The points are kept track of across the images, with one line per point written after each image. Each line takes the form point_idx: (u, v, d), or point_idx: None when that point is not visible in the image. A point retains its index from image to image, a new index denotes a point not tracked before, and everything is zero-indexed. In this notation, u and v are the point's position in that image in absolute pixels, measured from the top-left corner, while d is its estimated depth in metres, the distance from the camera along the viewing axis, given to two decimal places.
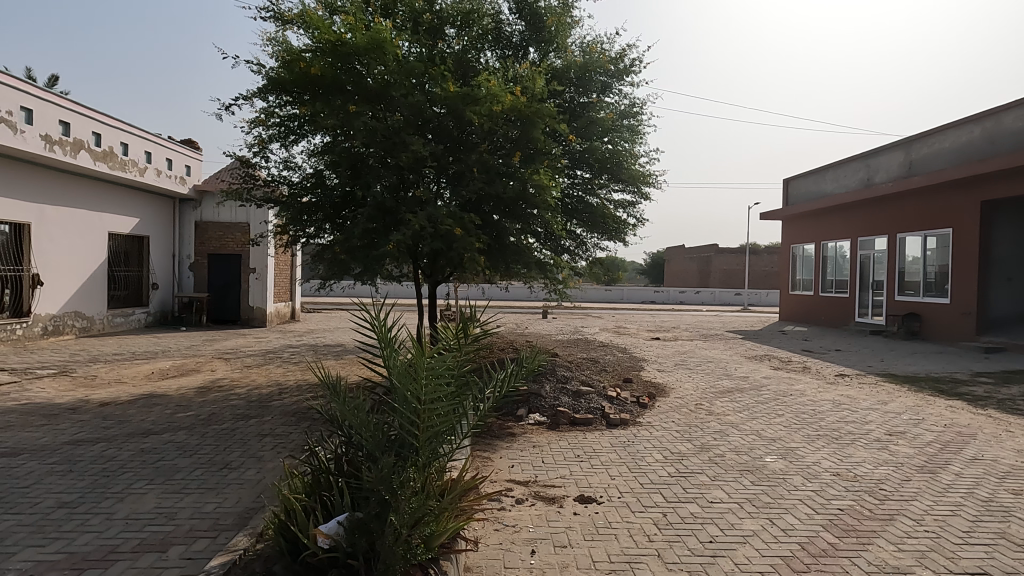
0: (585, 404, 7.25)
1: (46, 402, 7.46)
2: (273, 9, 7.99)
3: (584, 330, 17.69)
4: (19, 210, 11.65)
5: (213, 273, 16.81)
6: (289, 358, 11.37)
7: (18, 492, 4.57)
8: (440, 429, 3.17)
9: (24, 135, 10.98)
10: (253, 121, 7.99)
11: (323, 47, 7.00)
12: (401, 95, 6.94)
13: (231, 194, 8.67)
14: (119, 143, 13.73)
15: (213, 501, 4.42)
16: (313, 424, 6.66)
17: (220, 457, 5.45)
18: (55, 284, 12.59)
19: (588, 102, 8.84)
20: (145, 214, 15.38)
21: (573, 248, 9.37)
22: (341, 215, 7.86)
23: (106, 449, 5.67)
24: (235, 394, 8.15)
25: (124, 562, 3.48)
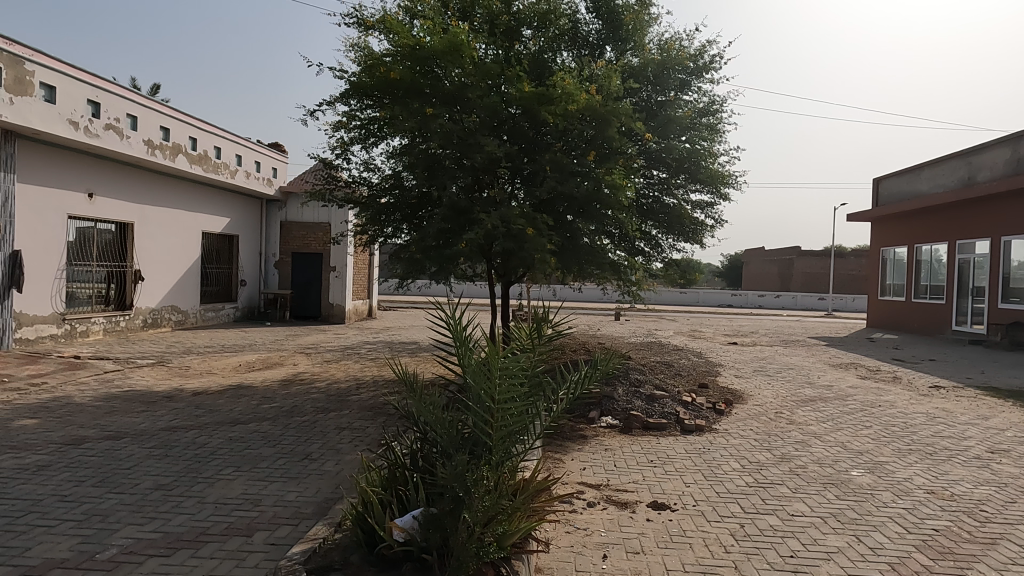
0: (658, 409, 7.11)
1: (145, 390, 7.97)
2: (356, 15, 8.26)
3: (658, 333, 17.39)
4: (124, 210, 12.48)
5: (296, 271, 17.56)
6: (366, 354, 11.69)
7: (120, 473, 4.91)
8: (514, 429, 3.16)
9: (129, 141, 11.79)
10: (335, 124, 8.26)
11: (402, 52, 7.17)
12: (476, 97, 7.03)
13: (314, 195, 8.99)
14: (213, 147, 14.51)
15: (295, 489, 4.60)
16: (389, 419, 6.82)
17: (301, 449, 5.66)
18: (155, 279, 13.44)
19: (665, 100, 8.65)
20: (235, 214, 16.20)
21: (648, 250, 9.21)
22: (418, 215, 8.04)
23: (198, 436, 6.00)
24: (315, 387, 8.46)
25: (213, 544, 3.67)
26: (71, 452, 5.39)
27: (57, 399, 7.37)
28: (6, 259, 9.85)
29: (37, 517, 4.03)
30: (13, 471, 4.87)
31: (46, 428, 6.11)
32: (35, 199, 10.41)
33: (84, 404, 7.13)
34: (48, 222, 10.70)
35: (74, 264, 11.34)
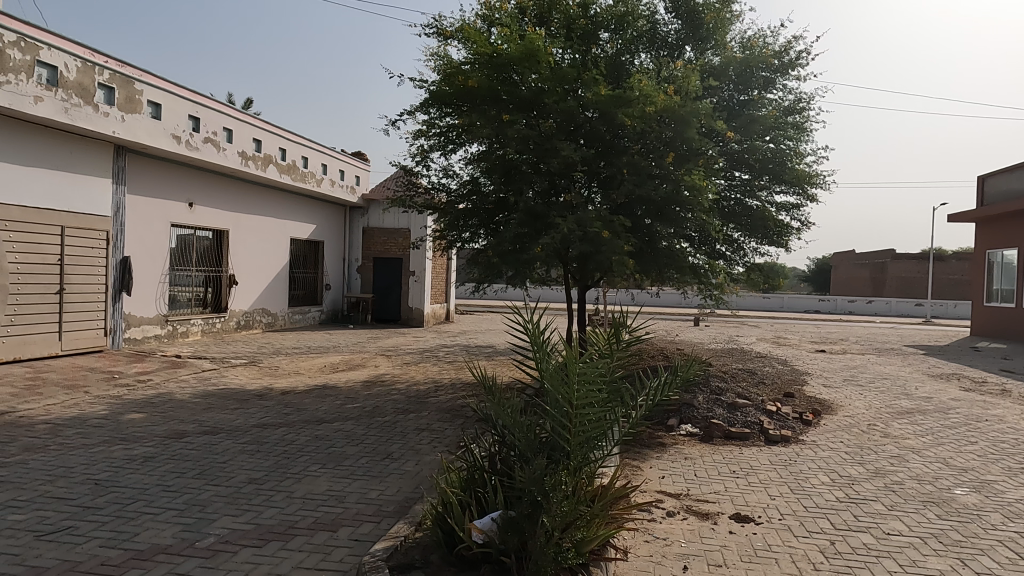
0: (741, 418, 6.89)
1: (239, 389, 8.41)
2: (436, 25, 8.44)
3: (740, 339, 16.83)
4: (219, 218, 13.23)
5: (377, 275, 18.11)
6: (444, 357, 11.91)
7: (217, 466, 5.21)
8: (592, 435, 3.13)
9: (225, 152, 12.51)
10: (415, 133, 8.47)
11: (480, 60, 7.28)
12: (553, 102, 7.04)
13: (395, 201, 9.24)
14: (301, 157, 15.18)
15: (377, 488, 4.74)
16: (467, 421, 6.90)
17: (383, 448, 5.83)
18: (248, 284, 14.19)
19: (748, 99, 8.39)
20: (321, 222, 16.89)
21: (730, 253, 8.93)
22: (495, 219, 8.11)
23: (287, 433, 6.29)
24: (396, 389, 8.68)
25: (301, 537, 3.82)
26: (173, 445, 5.75)
27: (161, 395, 7.90)
28: (117, 264, 10.64)
29: (144, 505, 4.32)
30: (123, 461, 5.25)
31: (150, 422, 6.56)
32: (143, 209, 11.21)
33: (184, 400, 7.61)
34: (154, 229, 11.47)
35: (175, 269, 12.12)
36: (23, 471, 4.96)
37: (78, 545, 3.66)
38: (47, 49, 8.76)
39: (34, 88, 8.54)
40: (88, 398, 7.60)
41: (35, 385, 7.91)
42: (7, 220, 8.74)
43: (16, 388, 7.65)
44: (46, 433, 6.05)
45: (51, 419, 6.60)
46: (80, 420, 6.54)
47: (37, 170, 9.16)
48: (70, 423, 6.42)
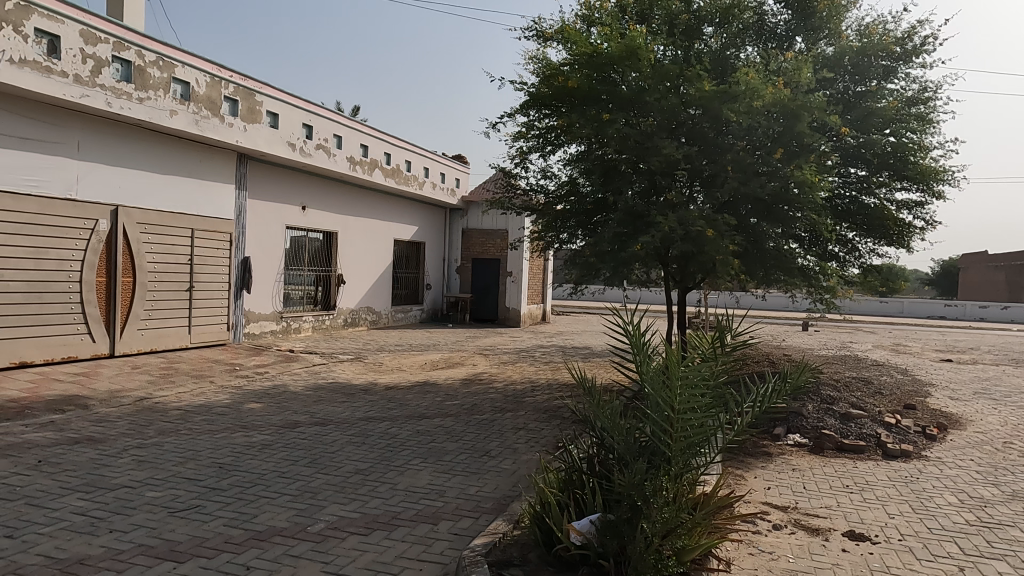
0: (855, 429, 6.47)
1: (346, 383, 8.83)
2: (536, 28, 8.51)
3: (854, 346, 15.82)
4: (329, 220, 13.92)
5: (475, 275, 18.47)
6: (541, 357, 11.97)
7: (327, 456, 5.49)
8: (695, 441, 3.03)
9: (335, 157, 13.15)
10: (515, 135, 8.55)
11: (580, 60, 7.26)
12: (654, 100, 6.90)
13: (494, 203, 9.37)
14: (404, 161, 15.72)
15: (476, 484, 4.83)
16: (563, 422, 6.89)
17: (481, 445, 5.94)
18: (354, 283, 14.85)
19: (865, 90, 7.85)
20: (422, 223, 17.41)
21: (843, 254, 8.43)
22: (593, 220, 8.05)
23: (391, 427, 6.54)
24: (493, 388, 8.81)
25: (404, 528, 3.96)
26: (287, 434, 6.13)
27: (276, 387, 8.43)
28: (239, 264, 11.44)
29: (262, 489, 4.63)
30: (243, 447, 5.65)
31: (267, 412, 7.01)
32: (262, 212, 11.99)
33: (298, 392, 8.08)
34: (271, 231, 12.24)
35: (290, 269, 12.87)
36: (159, 452, 5.44)
37: (205, 523, 3.96)
38: (181, 67, 9.56)
39: (169, 103, 9.34)
40: (213, 387, 8.24)
41: (168, 374, 8.66)
42: (146, 223, 9.60)
43: (152, 376, 8.40)
44: (178, 418, 6.61)
45: (182, 405, 7.19)
46: (207, 408, 7.09)
47: (170, 177, 9.99)
48: (198, 410, 6.98)
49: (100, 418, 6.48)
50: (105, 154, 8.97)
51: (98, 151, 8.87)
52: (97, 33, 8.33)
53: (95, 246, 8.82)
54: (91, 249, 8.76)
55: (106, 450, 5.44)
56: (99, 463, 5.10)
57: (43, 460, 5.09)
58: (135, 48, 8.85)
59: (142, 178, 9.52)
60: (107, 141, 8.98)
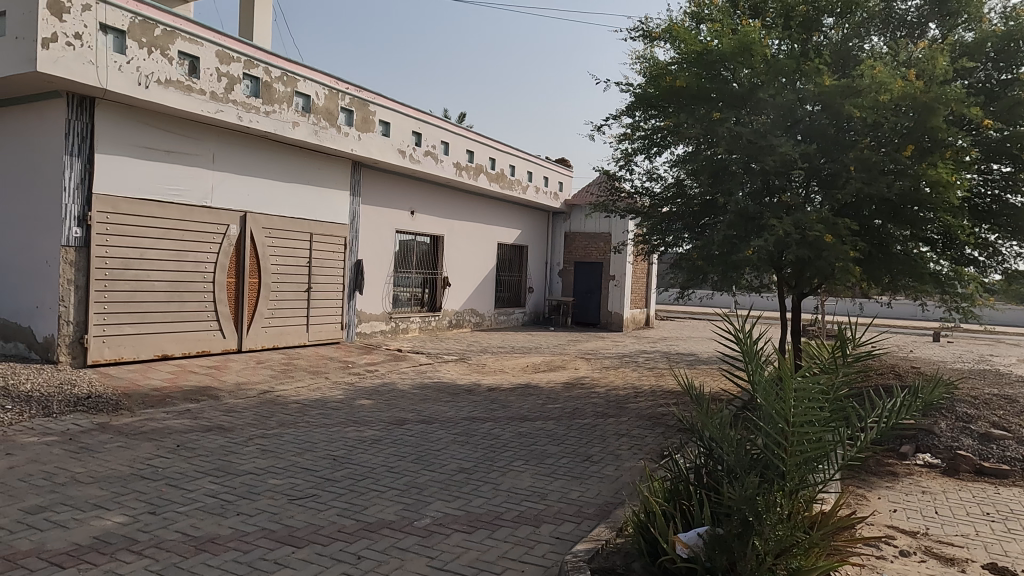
0: (997, 451, 5.88)
1: (451, 383, 9.05)
2: (643, 28, 8.36)
3: (995, 359, 14.36)
4: (436, 225, 14.34)
5: (578, 279, 18.43)
6: (644, 363, 11.74)
7: (432, 453, 5.64)
8: (813, 456, 2.85)
9: (442, 163, 13.53)
10: (620, 137, 8.43)
11: (690, 58, 7.06)
12: (769, 96, 6.60)
13: (598, 206, 9.28)
14: (508, 165, 15.93)
15: (578, 489, 4.80)
16: (668, 430, 6.71)
17: (583, 450, 5.90)
18: (459, 286, 15.21)
19: (1011, 78, 7.12)
20: (525, 227, 17.57)
21: (983, 259, 7.68)
22: (701, 223, 7.81)
23: (494, 428, 6.63)
24: (596, 392, 8.74)
25: (506, 529, 4.00)
26: (395, 430, 6.37)
27: (386, 385, 8.78)
28: (353, 267, 12.02)
29: (372, 482, 4.83)
30: (355, 441, 5.93)
31: (377, 408, 7.32)
32: (374, 218, 12.54)
33: (405, 391, 8.37)
34: (382, 235, 12.77)
35: (399, 271, 13.36)
36: (280, 442, 5.81)
37: (320, 511, 4.19)
38: (303, 81, 10.18)
39: (292, 115, 9.97)
40: (328, 383, 8.70)
41: (288, 369, 9.23)
42: (271, 228, 10.29)
43: (274, 371, 8.98)
44: (297, 412, 7.03)
45: (300, 399, 7.65)
46: (323, 403, 7.50)
47: (292, 185, 10.66)
48: (315, 404, 7.39)
49: (229, 408, 7.01)
50: (236, 165, 9.70)
51: (230, 161, 9.60)
52: (230, 53, 9.04)
53: (226, 249, 9.55)
54: (222, 252, 9.50)
55: (234, 438, 5.88)
56: (228, 450, 5.52)
57: (180, 445, 5.57)
58: (263, 65, 9.52)
59: (267, 187, 10.21)
60: (238, 152, 9.71)
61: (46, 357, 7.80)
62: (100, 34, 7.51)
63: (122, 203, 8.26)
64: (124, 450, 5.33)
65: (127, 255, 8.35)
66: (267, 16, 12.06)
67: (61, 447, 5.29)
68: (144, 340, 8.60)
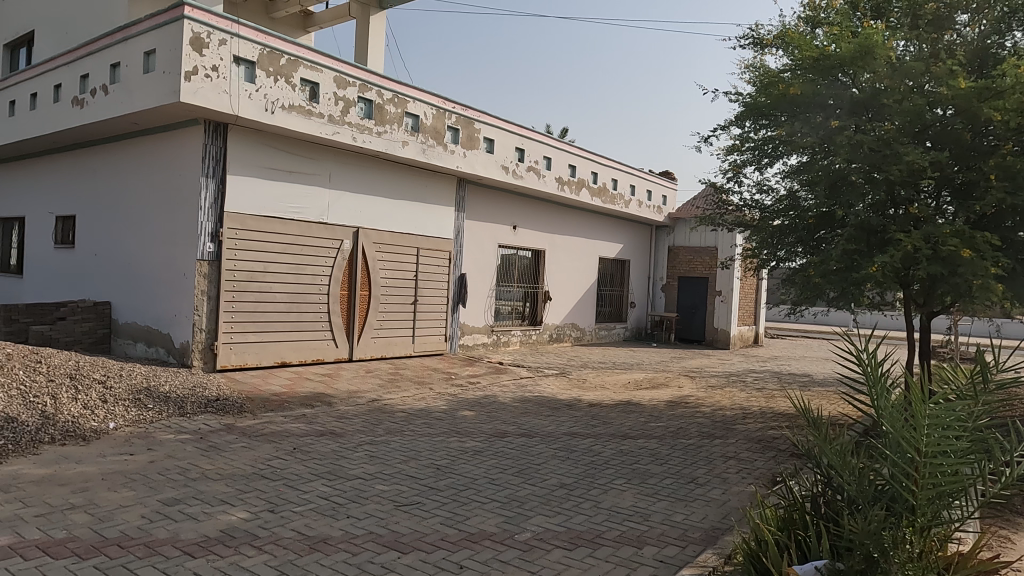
0: None
1: (552, 397, 9.03)
2: (753, 35, 8.08)
3: None
4: (538, 239, 14.44)
5: (681, 294, 17.96)
6: (753, 383, 11.20)
7: (533, 467, 5.65)
8: (948, 490, 2.61)
9: (544, 178, 13.63)
10: (728, 149, 8.16)
11: (805, 65, 6.73)
12: (893, 102, 6.17)
13: (704, 220, 9.01)
14: (611, 179, 15.82)
15: (683, 511, 4.64)
16: (779, 455, 6.37)
17: (688, 471, 5.71)
18: (559, 300, 15.22)
19: None
20: (627, 241, 17.35)
21: None
22: (817, 236, 7.39)
23: (595, 444, 6.55)
24: (701, 412, 8.44)
25: (608, 548, 3.93)
26: (497, 443, 6.43)
27: (487, 397, 8.90)
28: (456, 280, 12.32)
29: (474, 493, 4.89)
30: (458, 452, 6.05)
31: (479, 420, 7.43)
32: (477, 232, 12.81)
33: (507, 403, 8.45)
34: (485, 249, 13.03)
35: (501, 285, 13.55)
36: (387, 449, 6.03)
37: (425, 519, 4.29)
38: (412, 102, 10.61)
39: (402, 135, 10.39)
40: (432, 394, 8.93)
41: (395, 379, 9.56)
42: (381, 243, 10.76)
43: (382, 381, 9.33)
44: (402, 420, 7.27)
45: (406, 408, 7.90)
46: (427, 413, 7.71)
47: (401, 202, 11.09)
48: (420, 414, 7.61)
49: (340, 414, 7.36)
50: (351, 183, 10.23)
51: (345, 180, 10.13)
52: (347, 78, 9.58)
53: (340, 263, 10.07)
54: (337, 266, 10.02)
55: (345, 443, 6.16)
56: (340, 454, 5.79)
57: (297, 448, 5.90)
58: (376, 88, 10.00)
59: (378, 203, 10.69)
60: (352, 171, 10.23)
61: (182, 361, 8.54)
62: (234, 65, 8.19)
63: (250, 221, 8.92)
64: (247, 450, 5.72)
65: (253, 268, 8.99)
66: (380, 41, 12.68)
67: (193, 445, 5.75)
68: (266, 347, 9.20)
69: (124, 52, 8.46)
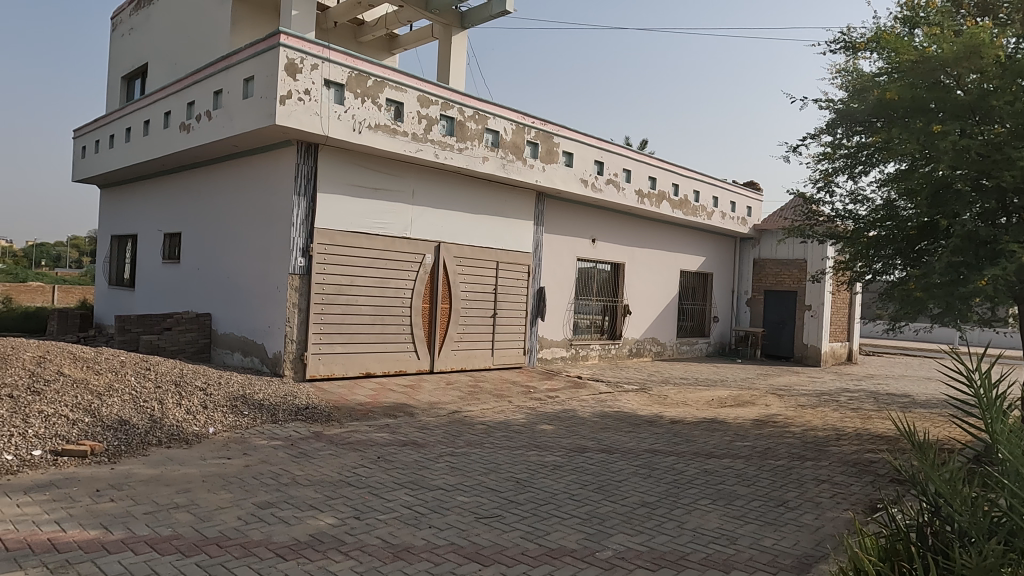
0: None
1: (632, 413, 8.88)
2: (845, 39, 7.75)
3: None
4: (617, 252, 14.30)
5: (768, 309, 17.30)
6: (848, 403, 10.62)
7: (614, 484, 5.56)
8: None
9: (624, 191, 13.50)
10: (819, 157, 7.83)
11: (903, 68, 6.39)
12: (1004, 103, 5.75)
13: (793, 231, 8.66)
14: (693, 191, 15.48)
15: (772, 536, 4.45)
16: (878, 479, 6.00)
17: (778, 494, 5.46)
18: (639, 314, 14.99)
19: None
20: (710, 254, 16.91)
21: None
22: (918, 248, 6.96)
23: (677, 463, 6.38)
24: (790, 432, 8.07)
25: (693, 571, 3.81)
26: (577, 458, 6.37)
27: (566, 411, 8.85)
28: (536, 293, 12.37)
29: (554, 508, 4.87)
30: (538, 466, 6.04)
31: (558, 434, 7.39)
32: (556, 246, 12.83)
33: (586, 418, 8.37)
34: (564, 263, 13.02)
35: (579, 298, 13.48)
36: (467, 461, 6.10)
37: (505, 532, 4.30)
38: (492, 118, 10.78)
39: (482, 150, 10.57)
40: (512, 407, 8.97)
41: (475, 392, 9.67)
42: (462, 257, 10.95)
43: (462, 393, 9.45)
44: (482, 432, 7.34)
45: (486, 421, 7.97)
46: (506, 425, 7.75)
47: (481, 217, 11.26)
48: (499, 427, 7.65)
49: (422, 425, 7.51)
50: (433, 199, 10.48)
51: (427, 196, 10.40)
52: (430, 97, 9.85)
53: (422, 277, 10.32)
54: (419, 280, 10.28)
55: (427, 454, 6.27)
56: (422, 464, 5.90)
57: (381, 457, 6.06)
58: (458, 106, 10.23)
59: (459, 219, 10.89)
60: (434, 188, 10.49)
61: (274, 370, 8.97)
62: (324, 88, 8.59)
63: (338, 236, 9.29)
64: (335, 458, 5.92)
65: (340, 282, 9.35)
66: (461, 60, 12.98)
67: (285, 451, 6.01)
68: (352, 358, 9.52)
69: (226, 80, 9.04)
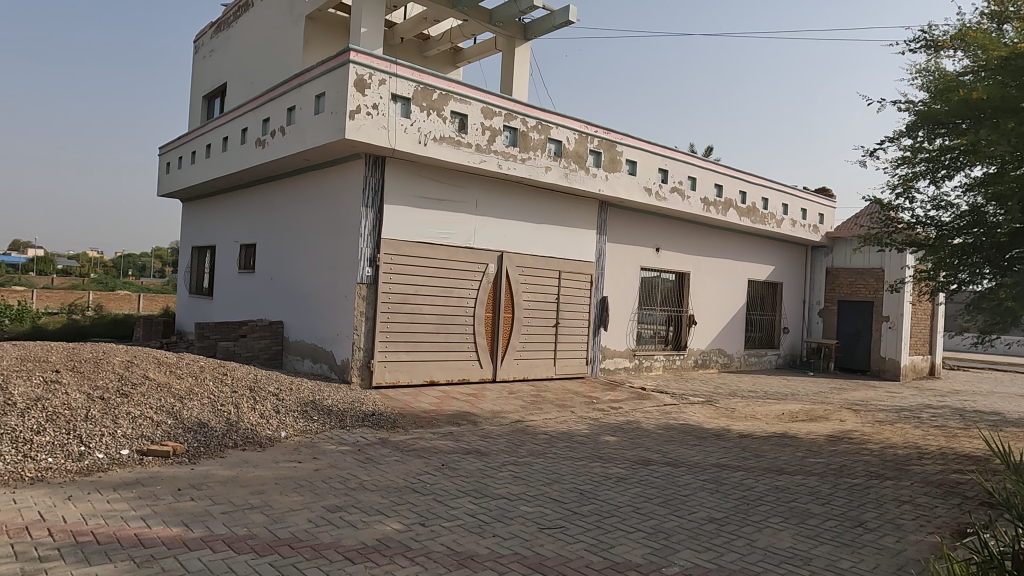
0: None
1: (698, 426, 8.66)
2: (925, 37, 7.40)
3: None
4: (682, 261, 14.04)
5: (842, 320, 16.60)
6: (931, 420, 10.04)
7: (680, 498, 5.44)
8: None
9: (689, 199, 13.25)
10: (897, 162, 7.49)
11: (991, 67, 6.04)
12: None
13: (869, 239, 8.30)
14: (761, 198, 15.06)
15: (850, 558, 4.24)
16: (965, 502, 5.64)
17: (855, 514, 5.21)
18: (705, 324, 14.65)
19: None
20: (779, 263, 16.39)
21: None
22: (1008, 256, 6.54)
23: (746, 478, 6.19)
24: (868, 449, 7.70)
25: None
26: (641, 471, 6.26)
27: (630, 423, 8.72)
28: (598, 303, 12.28)
29: (618, 521, 4.80)
30: (601, 478, 5.96)
31: (622, 446, 7.29)
32: (619, 255, 12.71)
33: (650, 430, 8.22)
34: (627, 272, 12.88)
35: (643, 308, 13.30)
36: (530, 471, 6.09)
37: (569, 544, 4.27)
38: (555, 128, 10.80)
39: (545, 160, 10.60)
40: (574, 417, 8.90)
41: (537, 401, 9.65)
42: (525, 266, 10.99)
43: (525, 402, 9.45)
44: (545, 442, 7.32)
45: (549, 431, 7.95)
46: (569, 436, 7.70)
47: (544, 226, 11.28)
48: (562, 437, 7.61)
49: (485, 434, 7.56)
50: (496, 209, 10.56)
51: (491, 206, 10.49)
52: (494, 108, 9.96)
53: (485, 286, 10.42)
54: (482, 289, 10.38)
55: (490, 463, 6.30)
56: (485, 473, 5.93)
57: (445, 464, 6.13)
58: (521, 116, 10.30)
59: (522, 228, 10.94)
60: (498, 198, 10.58)
61: (342, 377, 9.21)
62: (392, 102, 8.82)
63: (404, 246, 9.48)
64: (400, 464, 6.02)
65: (406, 291, 9.54)
66: (524, 70, 13.08)
67: (353, 457, 6.16)
68: (417, 366, 9.68)
69: (299, 97, 9.40)
